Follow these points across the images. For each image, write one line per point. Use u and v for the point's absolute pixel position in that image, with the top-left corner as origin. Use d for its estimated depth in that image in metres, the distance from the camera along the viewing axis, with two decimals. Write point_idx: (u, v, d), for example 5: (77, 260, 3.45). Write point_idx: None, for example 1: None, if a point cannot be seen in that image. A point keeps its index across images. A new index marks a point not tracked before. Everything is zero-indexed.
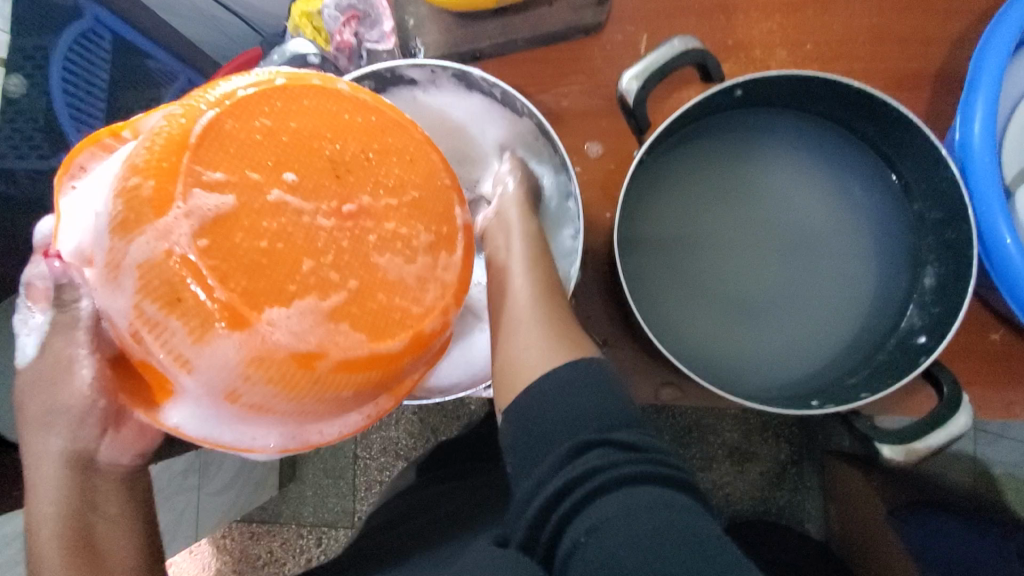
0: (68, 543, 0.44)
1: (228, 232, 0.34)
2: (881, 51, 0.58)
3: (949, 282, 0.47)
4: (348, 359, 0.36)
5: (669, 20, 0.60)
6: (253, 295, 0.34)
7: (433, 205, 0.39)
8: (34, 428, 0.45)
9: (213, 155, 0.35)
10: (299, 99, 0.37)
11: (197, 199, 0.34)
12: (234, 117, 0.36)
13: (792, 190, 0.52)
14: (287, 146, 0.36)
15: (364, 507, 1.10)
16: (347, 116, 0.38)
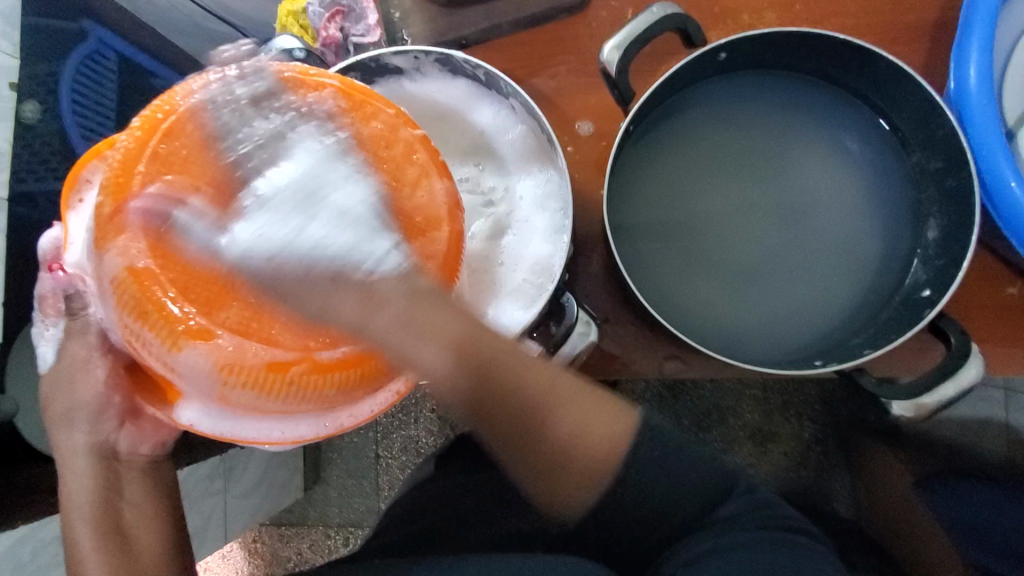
0: (99, 529, 0.44)
1: (186, 231, 0.35)
2: (873, 6, 0.57)
3: (952, 231, 0.45)
4: (325, 360, 0.36)
5: None
6: (209, 299, 0.35)
7: (400, 173, 0.39)
8: (59, 425, 0.46)
9: (174, 158, 0.36)
10: (262, 98, 0.38)
11: (156, 203, 0.35)
12: (187, 123, 0.37)
13: (781, 150, 0.51)
14: (241, 137, 0.37)
15: (387, 505, 1.11)
16: (300, 97, 0.38)
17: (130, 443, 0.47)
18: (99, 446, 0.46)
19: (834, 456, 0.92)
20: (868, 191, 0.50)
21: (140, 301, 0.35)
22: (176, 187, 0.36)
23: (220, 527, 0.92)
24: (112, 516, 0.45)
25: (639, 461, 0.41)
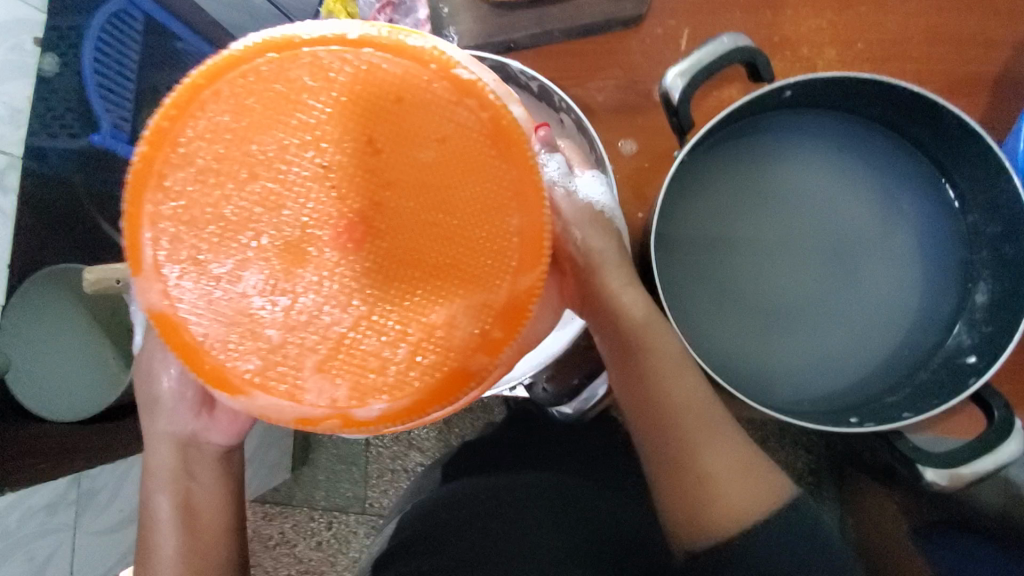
0: (175, 511, 0.46)
1: (212, 259, 0.29)
2: (936, 53, 0.56)
3: (1003, 299, 0.45)
4: (394, 408, 0.30)
5: (712, 16, 0.58)
6: (262, 348, 0.29)
7: (465, 175, 0.29)
8: (149, 406, 0.47)
9: (190, 164, 0.29)
10: (288, 75, 0.28)
11: (184, 243, 0.29)
12: (193, 113, 0.28)
13: (833, 194, 0.50)
14: (256, 136, 0.28)
15: (375, 494, 1.10)
16: (333, 79, 0.28)
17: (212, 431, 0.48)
18: (183, 435, 0.47)
19: (828, 488, 0.93)
20: (914, 245, 0.50)
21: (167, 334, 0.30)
22: (199, 205, 0.29)
23: None
24: (187, 499, 0.47)
25: (732, 493, 0.41)
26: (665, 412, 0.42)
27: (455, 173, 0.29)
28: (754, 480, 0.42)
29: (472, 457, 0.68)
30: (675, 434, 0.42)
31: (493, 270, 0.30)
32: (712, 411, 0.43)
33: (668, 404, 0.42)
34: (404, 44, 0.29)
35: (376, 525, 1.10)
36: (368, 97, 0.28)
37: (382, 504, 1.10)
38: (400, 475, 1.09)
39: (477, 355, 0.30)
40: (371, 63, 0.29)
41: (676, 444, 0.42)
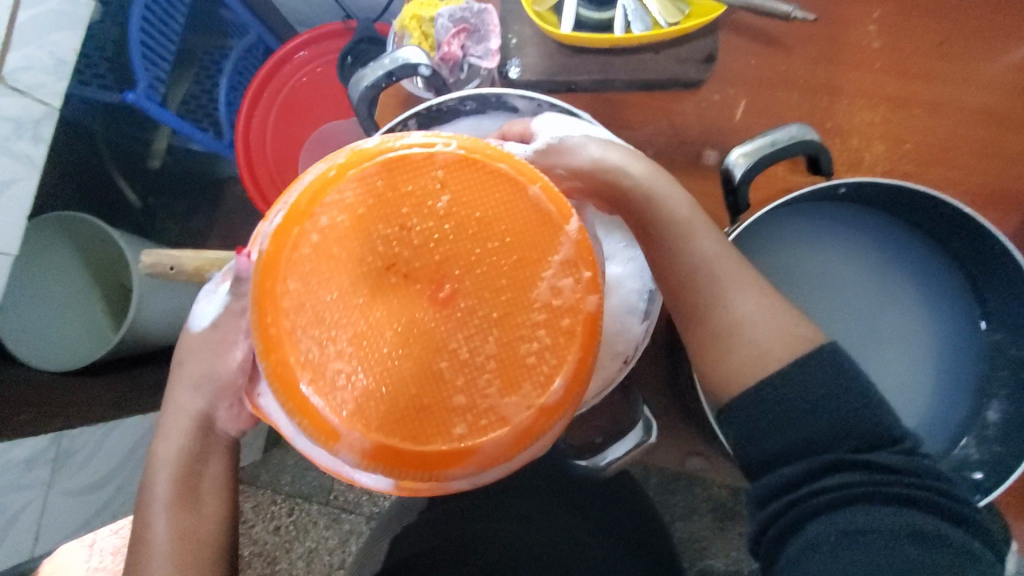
0: (179, 494, 0.45)
1: (329, 359, 0.34)
2: (979, 165, 0.58)
3: (1015, 421, 0.46)
4: (539, 410, 0.35)
5: (770, 91, 0.59)
6: (390, 399, 0.34)
7: (504, 234, 0.35)
8: (176, 383, 0.45)
9: (287, 300, 0.34)
10: (363, 179, 0.35)
11: (311, 352, 0.34)
12: (275, 258, 0.34)
13: (863, 289, 0.52)
14: (331, 249, 0.34)
15: (342, 488, 1.09)
16: (398, 169, 0.35)
17: (229, 424, 0.46)
18: (202, 419, 0.45)
19: None
20: (932, 351, 0.51)
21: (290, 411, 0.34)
22: (305, 324, 0.34)
23: None
24: (191, 486, 0.46)
25: (764, 335, 0.42)
26: (696, 264, 0.43)
27: (501, 223, 0.35)
28: (791, 326, 0.42)
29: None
30: (702, 287, 0.43)
31: (555, 291, 0.35)
32: (733, 259, 0.43)
33: (690, 264, 0.43)
34: (428, 138, 0.36)
35: (337, 518, 1.09)
36: (416, 187, 0.35)
37: (347, 499, 1.09)
38: None
39: (559, 372, 0.35)
40: (398, 159, 0.35)
41: (704, 300, 0.43)
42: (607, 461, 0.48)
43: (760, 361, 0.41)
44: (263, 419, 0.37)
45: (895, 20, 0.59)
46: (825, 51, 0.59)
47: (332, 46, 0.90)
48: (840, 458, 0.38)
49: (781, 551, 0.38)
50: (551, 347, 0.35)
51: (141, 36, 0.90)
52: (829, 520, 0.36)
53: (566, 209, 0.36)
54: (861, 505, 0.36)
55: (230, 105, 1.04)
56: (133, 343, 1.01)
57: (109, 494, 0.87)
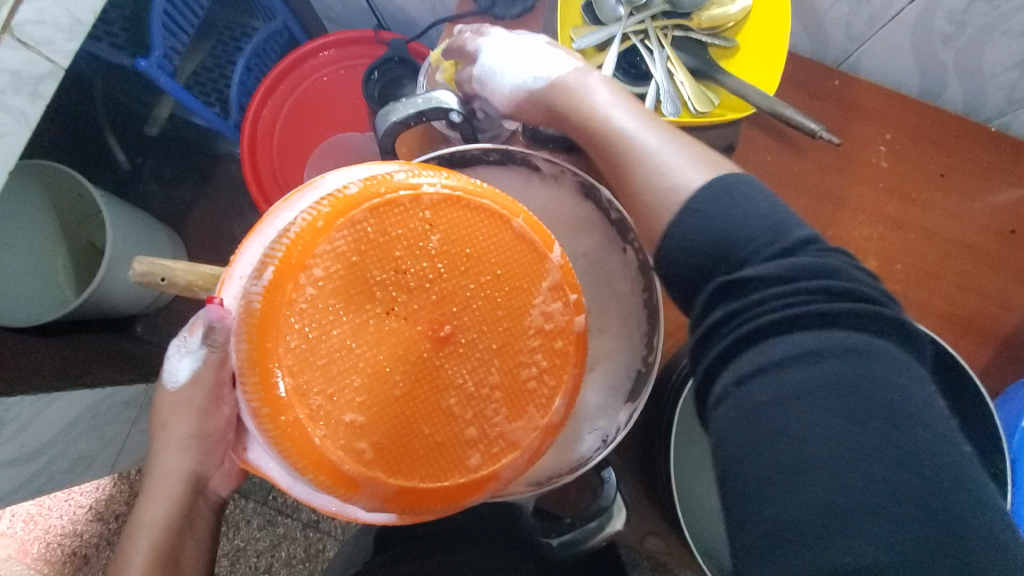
0: (158, 555, 0.47)
1: (341, 409, 0.32)
2: (959, 297, 0.60)
3: None
4: (544, 427, 0.36)
5: (779, 190, 0.61)
6: (394, 427, 0.33)
7: (493, 270, 0.35)
8: (162, 446, 0.47)
9: (290, 356, 0.32)
10: (353, 224, 0.33)
11: (312, 398, 0.32)
12: (269, 317, 0.32)
13: None
14: (324, 300, 0.33)
15: (282, 490, 1.05)
16: (390, 211, 0.34)
17: (219, 483, 0.50)
18: (190, 479, 0.48)
19: None
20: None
21: (297, 472, 0.32)
22: (313, 379, 0.32)
23: (114, 452, 0.96)
24: (174, 549, 0.48)
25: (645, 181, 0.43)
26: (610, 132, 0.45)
27: (492, 259, 0.36)
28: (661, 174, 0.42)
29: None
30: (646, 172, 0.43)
31: (546, 317, 0.36)
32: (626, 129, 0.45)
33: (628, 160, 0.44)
34: (410, 176, 0.35)
35: (272, 521, 1.05)
36: (410, 227, 0.35)
37: (286, 501, 1.05)
38: None
39: (559, 395, 0.37)
40: (384, 203, 0.34)
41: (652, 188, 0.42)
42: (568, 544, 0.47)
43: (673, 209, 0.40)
44: (258, 476, 0.35)
45: (904, 145, 0.62)
46: (836, 161, 0.62)
47: (358, 52, 0.89)
48: (767, 278, 0.34)
49: (720, 380, 0.35)
50: (548, 370, 0.36)
51: (164, 5, 0.88)
52: (771, 347, 0.33)
53: (548, 239, 0.37)
54: (826, 329, 0.32)
55: (242, 86, 1.02)
56: (93, 310, 0.97)
57: (36, 470, 0.81)
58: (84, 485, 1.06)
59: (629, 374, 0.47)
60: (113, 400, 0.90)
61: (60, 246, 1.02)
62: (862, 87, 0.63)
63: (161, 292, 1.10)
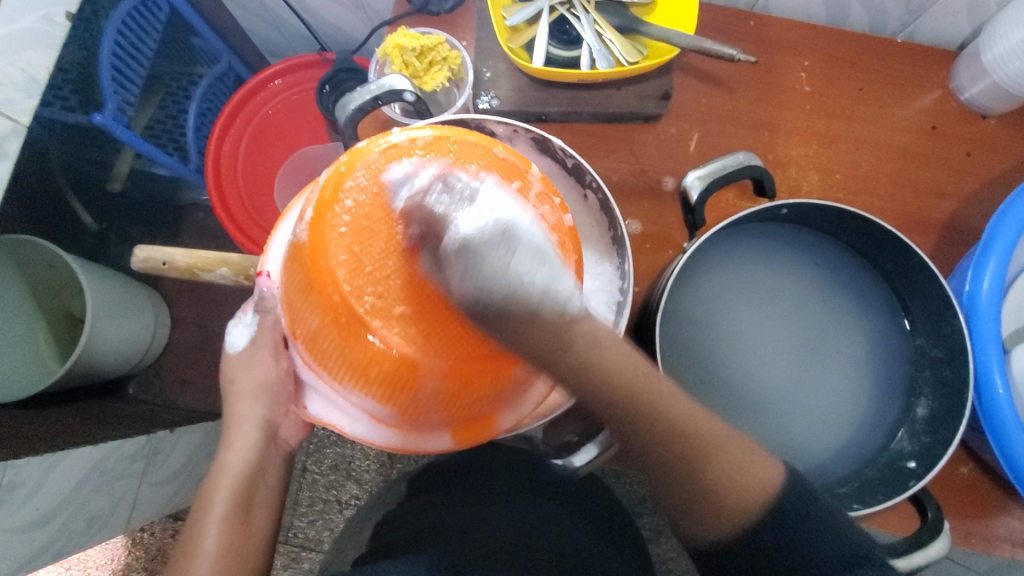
0: (236, 497, 0.55)
1: (391, 304, 0.40)
2: (898, 195, 0.66)
3: (939, 415, 0.54)
4: None
5: (718, 126, 0.66)
6: (433, 314, 0.40)
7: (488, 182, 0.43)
8: (235, 398, 0.56)
9: (339, 269, 0.39)
10: (367, 164, 0.42)
11: (365, 300, 0.39)
12: (318, 242, 0.40)
13: (804, 296, 0.60)
14: (355, 224, 0.40)
15: (302, 524, 1.03)
16: (400, 150, 0.43)
17: (286, 431, 0.59)
18: (263, 425, 0.57)
19: None
20: (874, 363, 0.60)
21: (364, 364, 0.40)
22: (365, 283, 0.39)
23: (127, 510, 0.90)
24: (246, 496, 0.56)
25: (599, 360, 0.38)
26: (629, 398, 0.38)
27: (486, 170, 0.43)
28: (752, 465, 0.42)
29: (427, 463, 0.76)
30: (684, 445, 0.40)
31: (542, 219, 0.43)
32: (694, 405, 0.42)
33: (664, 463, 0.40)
34: (407, 131, 0.44)
35: (296, 557, 1.03)
36: (411, 160, 0.42)
37: (307, 536, 1.03)
38: (332, 506, 1.03)
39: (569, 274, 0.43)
40: (392, 146, 0.43)
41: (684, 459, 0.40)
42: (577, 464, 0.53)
43: (750, 491, 0.42)
44: (321, 424, 0.46)
45: (823, 68, 0.68)
46: (764, 93, 0.67)
47: (308, 75, 0.92)
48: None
49: None
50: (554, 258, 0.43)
51: (111, 61, 0.90)
52: None
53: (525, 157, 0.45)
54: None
55: (198, 131, 1.04)
56: (81, 375, 0.96)
57: (52, 533, 0.77)
58: (100, 557, 1.06)
59: (610, 306, 0.50)
60: (119, 453, 0.85)
61: (39, 321, 1.02)
62: (775, 22, 0.68)
63: (148, 349, 1.11)
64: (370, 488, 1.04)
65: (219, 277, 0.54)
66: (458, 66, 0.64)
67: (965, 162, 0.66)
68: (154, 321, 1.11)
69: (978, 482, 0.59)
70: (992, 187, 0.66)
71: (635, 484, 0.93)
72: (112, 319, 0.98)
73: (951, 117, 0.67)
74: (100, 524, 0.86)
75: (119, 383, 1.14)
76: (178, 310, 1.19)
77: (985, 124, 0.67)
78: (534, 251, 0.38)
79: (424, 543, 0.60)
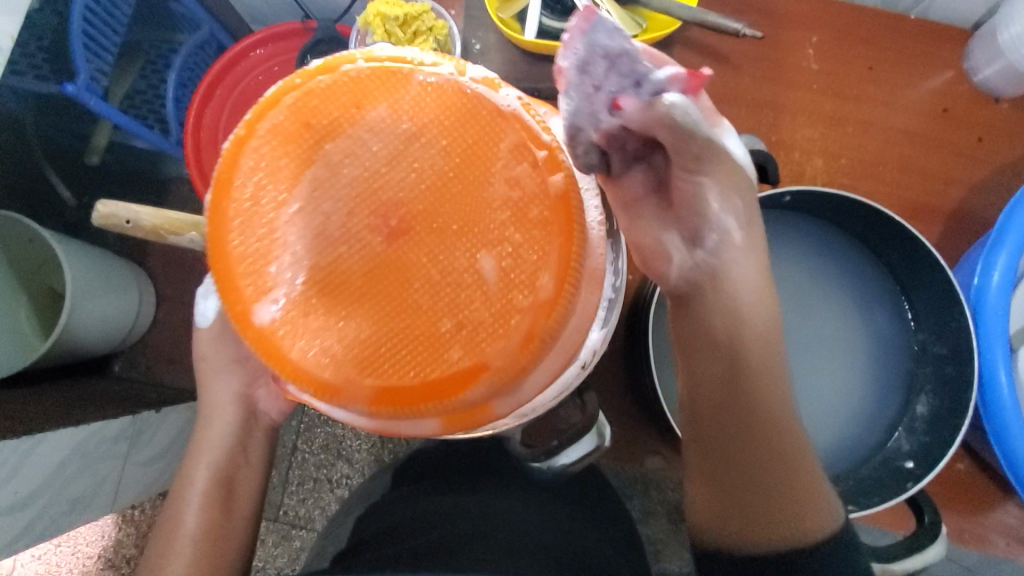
0: (216, 476, 0.53)
1: (296, 314, 0.36)
2: (905, 181, 0.63)
3: (938, 415, 0.53)
4: (532, 308, 0.35)
5: (721, 106, 0.63)
6: (349, 324, 0.36)
7: (438, 138, 0.36)
8: (208, 375, 0.54)
9: (240, 275, 0.36)
10: (314, 95, 0.37)
11: (267, 297, 0.36)
12: (226, 183, 0.37)
13: (806, 286, 0.58)
14: (263, 219, 0.36)
15: (291, 502, 1.02)
16: (356, 78, 0.37)
17: (267, 405, 0.56)
18: (241, 401, 0.55)
19: None
20: (874, 360, 0.58)
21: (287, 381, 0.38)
22: (257, 278, 0.36)
23: (111, 492, 0.87)
24: (227, 476, 0.54)
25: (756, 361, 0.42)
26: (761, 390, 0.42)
27: (422, 121, 0.37)
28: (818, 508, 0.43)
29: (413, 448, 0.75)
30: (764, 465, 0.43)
31: (511, 186, 0.36)
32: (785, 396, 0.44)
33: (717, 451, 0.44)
34: (340, 64, 0.38)
35: (287, 535, 1.02)
36: (327, 119, 0.37)
37: (297, 514, 1.02)
38: (322, 485, 1.02)
39: (549, 269, 0.35)
40: (352, 73, 0.37)
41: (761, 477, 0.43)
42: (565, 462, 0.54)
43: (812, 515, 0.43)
44: None
45: (832, 45, 0.64)
46: (770, 70, 0.63)
47: (290, 45, 0.88)
48: None
49: None
50: (525, 244, 0.35)
51: (83, 26, 0.85)
52: None
53: (492, 84, 0.37)
54: None
55: (179, 102, 0.99)
56: (62, 353, 0.93)
57: (33, 515, 0.74)
58: (89, 533, 1.05)
59: None
60: (102, 435, 0.83)
61: (21, 296, 0.99)
62: None
63: (133, 326, 1.08)
64: (360, 469, 1.02)
65: (188, 241, 0.51)
66: (444, 37, 0.60)
67: (976, 148, 0.63)
68: (139, 299, 1.08)
69: (975, 478, 0.58)
70: (1002, 175, 0.63)
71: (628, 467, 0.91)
72: (92, 296, 0.94)
73: (963, 99, 0.64)
74: (84, 505, 0.83)
75: (105, 360, 1.11)
76: (164, 288, 1.16)
77: (998, 108, 0.64)
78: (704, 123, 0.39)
79: (425, 530, 0.59)
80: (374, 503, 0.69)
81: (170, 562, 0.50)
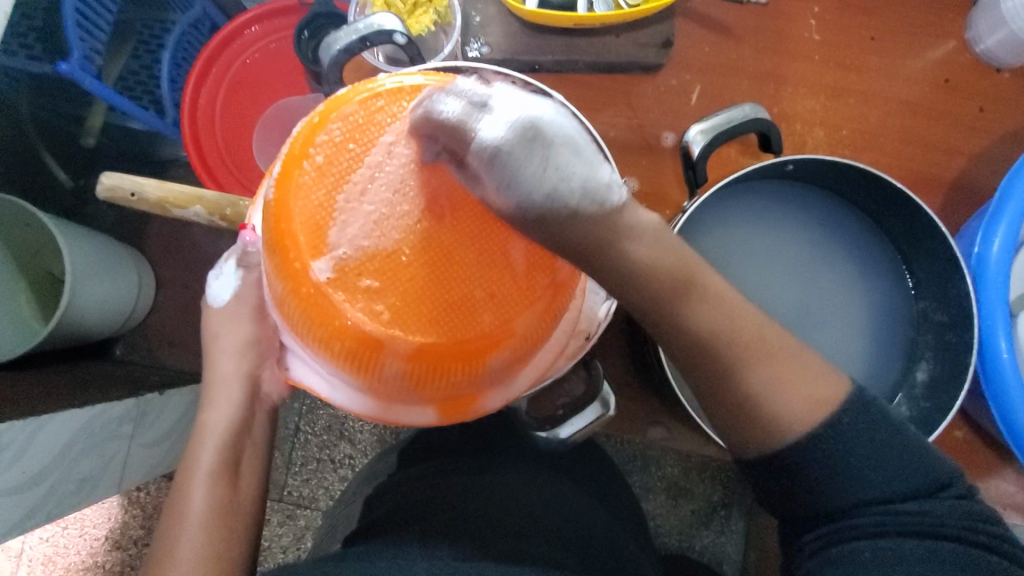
0: (224, 454, 0.54)
1: (357, 277, 0.40)
2: (908, 152, 0.63)
3: (938, 380, 0.54)
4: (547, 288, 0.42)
5: (722, 79, 0.62)
6: (396, 291, 0.40)
7: None
8: (218, 354, 0.55)
9: (300, 236, 0.40)
10: (378, 101, 0.42)
11: (322, 262, 0.39)
12: (287, 168, 0.40)
13: (810, 256, 0.59)
14: (320, 199, 0.40)
15: (295, 483, 1.03)
16: (414, 95, 0.42)
17: (271, 387, 0.57)
18: (248, 381, 0.56)
19: (736, 520, 0.94)
20: (874, 328, 0.59)
21: (326, 342, 0.40)
22: (313, 248, 0.40)
23: (118, 472, 0.87)
24: (235, 455, 0.55)
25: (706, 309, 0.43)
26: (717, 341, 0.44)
27: None
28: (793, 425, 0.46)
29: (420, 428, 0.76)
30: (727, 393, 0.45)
31: None
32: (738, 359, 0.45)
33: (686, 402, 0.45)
34: (398, 77, 0.43)
35: (292, 515, 1.03)
36: (390, 118, 0.41)
37: (301, 494, 1.03)
38: (324, 465, 1.03)
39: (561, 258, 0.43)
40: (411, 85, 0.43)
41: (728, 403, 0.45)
42: (561, 435, 0.53)
43: (801, 450, 0.45)
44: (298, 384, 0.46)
45: (836, 15, 0.64)
46: (772, 41, 0.63)
47: (287, 22, 0.87)
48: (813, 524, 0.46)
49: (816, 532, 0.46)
50: None
51: (76, 4, 0.84)
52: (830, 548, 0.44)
53: None
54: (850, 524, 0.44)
55: (174, 83, 0.98)
56: (63, 336, 0.93)
57: (41, 495, 0.74)
58: (96, 515, 1.06)
59: None
60: (107, 416, 0.83)
61: (19, 280, 0.98)
62: None
63: (133, 310, 1.08)
64: (363, 449, 1.03)
65: (192, 214, 0.52)
66: (444, 9, 0.60)
67: (978, 119, 0.63)
68: (138, 282, 1.08)
69: (972, 445, 0.59)
70: (1004, 145, 0.63)
71: (626, 443, 0.93)
72: (91, 278, 0.94)
73: (966, 70, 0.63)
74: (91, 485, 0.83)
75: (106, 345, 1.11)
76: (163, 272, 1.15)
77: (1001, 78, 0.63)
78: (571, 142, 0.38)
79: (434, 509, 0.59)
80: (377, 489, 0.69)
81: (178, 538, 0.50)
